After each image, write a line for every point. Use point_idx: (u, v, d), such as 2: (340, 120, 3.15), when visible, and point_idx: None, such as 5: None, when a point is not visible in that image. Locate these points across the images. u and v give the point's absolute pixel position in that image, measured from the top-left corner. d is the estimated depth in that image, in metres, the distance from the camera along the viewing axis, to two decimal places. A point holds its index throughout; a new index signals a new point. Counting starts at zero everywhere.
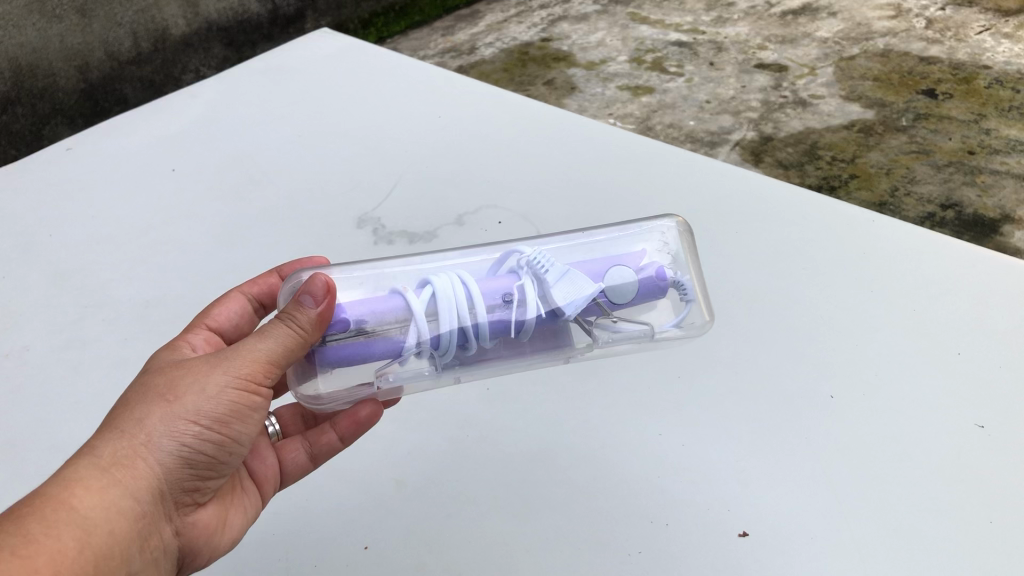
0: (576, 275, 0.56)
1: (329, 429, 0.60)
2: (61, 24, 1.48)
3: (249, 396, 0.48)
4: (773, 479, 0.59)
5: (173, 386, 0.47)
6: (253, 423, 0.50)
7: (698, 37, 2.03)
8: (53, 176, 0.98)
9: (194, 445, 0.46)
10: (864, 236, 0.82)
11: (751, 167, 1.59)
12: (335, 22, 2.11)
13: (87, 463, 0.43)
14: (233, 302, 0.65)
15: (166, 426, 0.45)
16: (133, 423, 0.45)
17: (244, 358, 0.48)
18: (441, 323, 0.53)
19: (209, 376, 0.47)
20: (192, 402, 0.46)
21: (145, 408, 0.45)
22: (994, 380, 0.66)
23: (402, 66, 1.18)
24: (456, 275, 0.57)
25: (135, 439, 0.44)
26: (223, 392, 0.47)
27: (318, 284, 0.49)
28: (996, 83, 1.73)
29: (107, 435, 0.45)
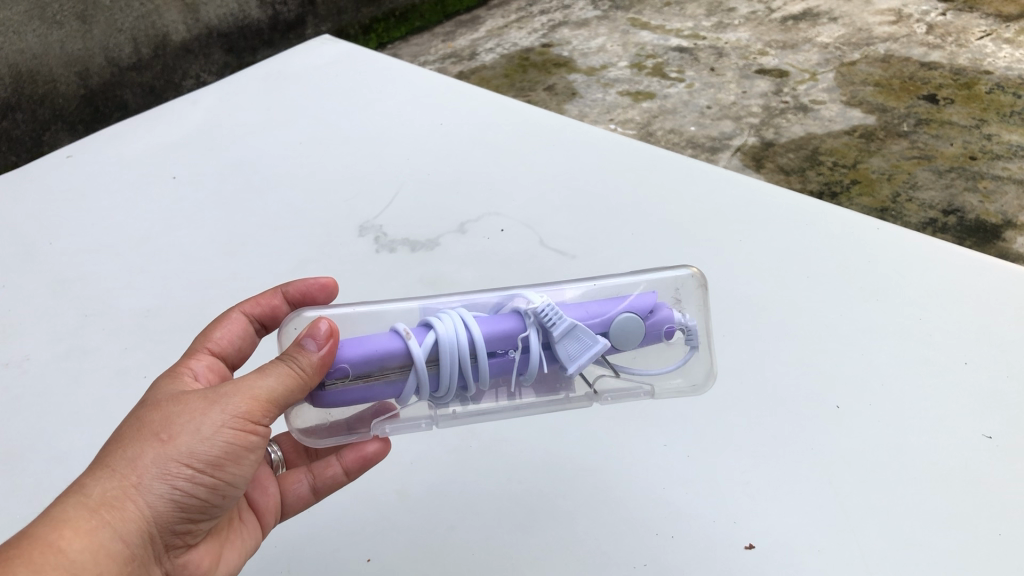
0: (582, 330, 0.53)
1: (337, 461, 0.58)
2: (61, 30, 1.48)
3: (247, 436, 0.47)
4: (779, 491, 0.59)
5: (168, 424, 0.46)
6: (250, 464, 0.48)
7: (698, 42, 2.03)
8: (53, 184, 0.98)
9: (187, 488, 0.45)
10: (868, 244, 0.81)
11: (752, 173, 1.59)
12: (336, 27, 2.11)
13: (76, 504, 0.42)
14: (233, 322, 0.63)
15: (158, 468, 0.44)
16: (127, 463, 0.44)
17: (241, 399, 0.47)
18: (441, 370, 0.52)
19: (206, 416, 0.46)
20: (187, 444, 0.45)
21: (138, 447, 0.44)
22: (1000, 391, 0.66)
23: (403, 73, 1.17)
24: (459, 314, 0.54)
25: (126, 480, 0.43)
26: (219, 433, 0.46)
27: (321, 328, 0.49)
28: (998, 88, 1.73)
29: (99, 474, 0.44)
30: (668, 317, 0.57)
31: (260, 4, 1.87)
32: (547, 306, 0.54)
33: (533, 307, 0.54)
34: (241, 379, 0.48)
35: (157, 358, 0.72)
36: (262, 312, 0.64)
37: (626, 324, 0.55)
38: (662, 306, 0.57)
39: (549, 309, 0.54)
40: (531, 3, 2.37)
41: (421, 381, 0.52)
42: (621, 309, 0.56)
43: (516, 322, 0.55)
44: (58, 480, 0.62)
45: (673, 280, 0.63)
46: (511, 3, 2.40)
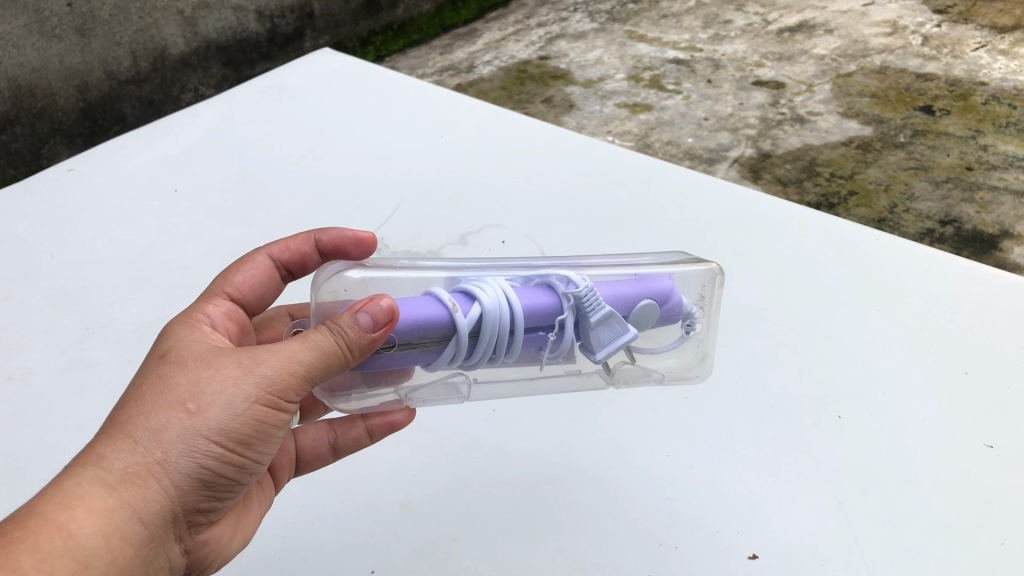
0: (616, 319, 0.53)
1: (362, 423, 0.59)
2: (61, 43, 1.48)
3: (277, 411, 0.45)
4: (783, 501, 0.59)
5: (198, 393, 0.43)
6: (278, 436, 0.47)
7: (695, 54, 2.04)
8: (54, 197, 0.98)
9: (212, 466, 0.43)
10: (869, 255, 0.82)
11: (749, 184, 1.59)
12: (334, 40, 2.11)
13: (95, 476, 0.41)
14: (258, 266, 0.61)
15: (184, 445, 0.42)
16: (151, 435, 0.42)
17: (278, 372, 0.44)
18: (480, 346, 0.51)
19: (238, 388, 0.44)
20: (214, 419, 0.43)
21: (164, 417, 0.42)
22: (1002, 401, 0.66)
23: (403, 85, 1.18)
24: (501, 286, 0.52)
25: (149, 456, 0.41)
26: (249, 410, 0.44)
27: (382, 307, 0.45)
28: (993, 99, 1.74)
29: (121, 443, 0.42)
30: (679, 304, 0.57)
31: (259, 17, 1.87)
32: (589, 291, 0.52)
33: (576, 290, 0.53)
34: (279, 346, 0.45)
35: None
36: (289, 258, 0.63)
37: (645, 310, 0.55)
38: (676, 292, 0.57)
39: (590, 293, 0.52)
40: (529, 16, 2.38)
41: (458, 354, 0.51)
42: (641, 294, 0.55)
43: (555, 300, 0.53)
44: None
45: (700, 277, 0.61)
46: (508, 16, 2.41)
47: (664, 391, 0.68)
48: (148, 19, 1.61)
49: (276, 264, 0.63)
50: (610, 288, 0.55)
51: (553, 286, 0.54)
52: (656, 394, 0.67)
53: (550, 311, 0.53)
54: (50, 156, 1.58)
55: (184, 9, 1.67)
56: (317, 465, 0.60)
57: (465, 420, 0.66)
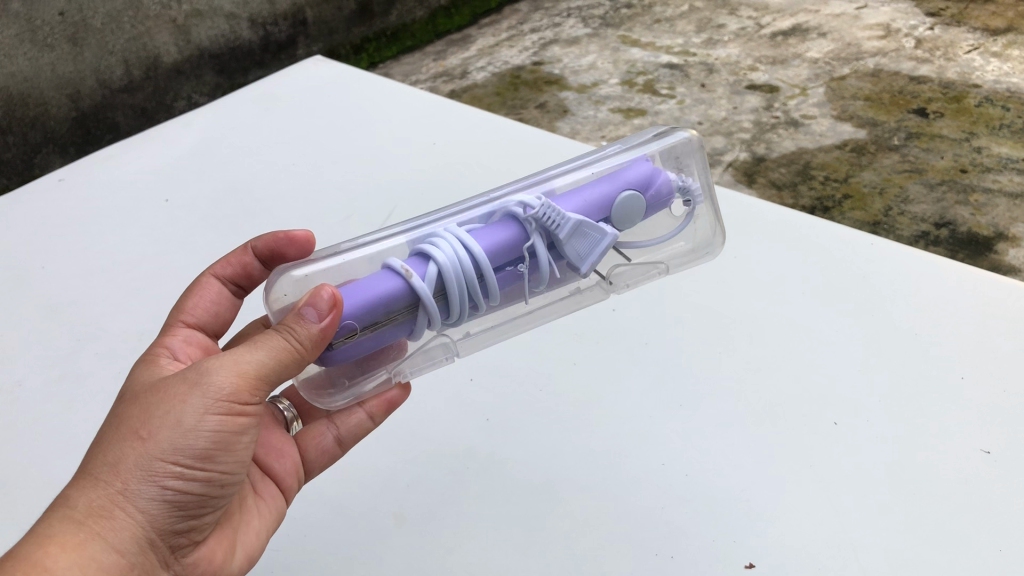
0: (588, 227, 0.53)
1: (360, 408, 0.60)
2: (52, 52, 1.48)
3: (238, 419, 0.46)
4: (779, 509, 0.58)
5: (148, 418, 0.44)
6: (247, 446, 0.47)
7: (689, 58, 2.04)
8: (46, 208, 0.98)
9: (178, 484, 0.44)
10: (862, 260, 0.81)
11: (744, 188, 1.59)
12: (327, 47, 2.11)
13: (62, 519, 0.42)
14: (206, 290, 0.65)
15: (144, 469, 0.43)
16: (110, 467, 0.43)
17: (224, 380, 0.45)
18: (450, 297, 0.52)
19: (188, 403, 0.44)
20: (169, 438, 0.43)
21: (121, 448, 0.43)
22: (998, 406, 0.66)
23: (395, 92, 1.17)
24: (454, 235, 0.53)
25: (111, 488, 0.42)
26: (207, 423, 0.44)
27: (324, 297, 0.47)
28: (986, 101, 1.74)
29: (84, 484, 0.43)
30: (664, 183, 0.58)
31: (252, 25, 1.86)
32: (546, 208, 0.53)
33: (533, 212, 0.54)
34: (221, 356, 0.46)
35: None
36: (233, 271, 0.66)
37: (622, 201, 0.56)
38: (654, 174, 0.57)
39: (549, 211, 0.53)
40: (522, 21, 2.38)
41: (432, 316, 0.52)
42: (618, 188, 0.56)
43: (518, 232, 0.54)
44: None
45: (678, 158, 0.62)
46: (502, 21, 2.41)
47: (659, 399, 0.67)
48: (140, 27, 1.61)
49: (224, 283, 0.66)
50: (578, 196, 0.56)
51: (515, 218, 0.55)
52: (650, 400, 0.67)
53: (518, 241, 0.54)
54: (43, 165, 1.58)
55: (177, 17, 1.67)
56: (328, 463, 0.61)
57: (459, 429, 0.66)
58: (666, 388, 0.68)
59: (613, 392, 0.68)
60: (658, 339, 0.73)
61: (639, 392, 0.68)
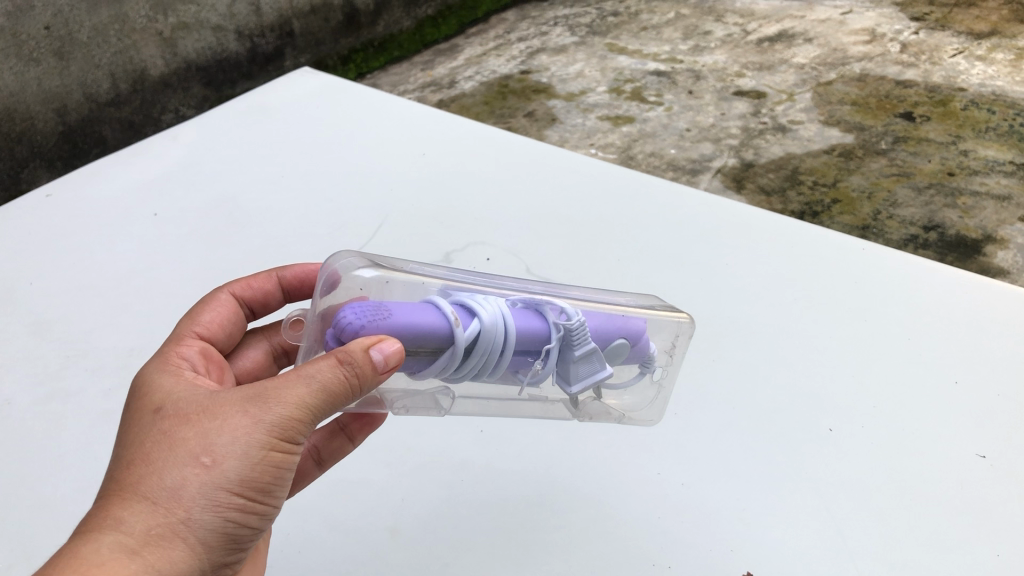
0: (597, 356, 0.53)
1: (347, 437, 0.61)
2: (38, 67, 1.47)
3: (293, 449, 0.44)
4: (775, 517, 0.58)
5: (209, 441, 0.41)
6: (294, 471, 0.45)
7: (676, 66, 2.05)
8: (33, 224, 0.97)
9: (231, 516, 0.42)
10: (855, 265, 0.81)
11: (733, 194, 1.58)
12: (314, 58, 2.11)
13: (113, 541, 0.38)
14: (224, 305, 0.61)
15: (205, 500, 0.40)
16: (170, 493, 0.40)
17: (295, 415, 0.43)
18: (471, 361, 0.49)
19: (254, 435, 0.42)
20: (233, 470, 0.41)
21: (179, 473, 0.40)
22: (993, 410, 0.66)
23: (384, 104, 1.17)
24: (497, 303, 0.51)
25: (170, 516, 0.40)
26: (267, 453, 0.42)
27: (393, 346, 0.44)
28: (972, 104, 1.75)
29: (136, 504, 0.39)
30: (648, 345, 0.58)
31: (238, 37, 1.86)
32: (581, 326, 0.52)
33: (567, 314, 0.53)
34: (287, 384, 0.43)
35: None
36: (252, 296, 0.63)
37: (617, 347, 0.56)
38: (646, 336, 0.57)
39: (581, 327, 0.52)
40: (509, 31, 2.38)
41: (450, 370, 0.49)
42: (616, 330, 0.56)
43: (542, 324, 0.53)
44: (44, 528, 0.61)
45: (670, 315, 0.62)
46: (489, 31, 2.41)
47: None
48: (126, 41, 1.60)
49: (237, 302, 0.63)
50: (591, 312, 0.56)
51: (541, 309, 0.54)
52: None
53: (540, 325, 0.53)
54: (30, 180, 1.57)
55: (163, 30, 1.67)
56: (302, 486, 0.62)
57: (455, 442, 0.66)
58: None
59: None
60: None
61: None
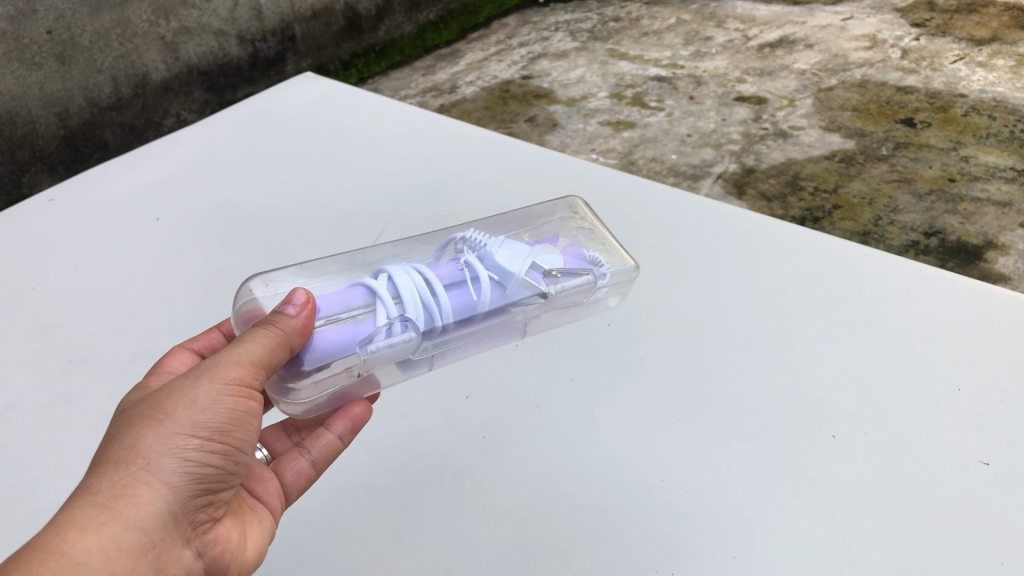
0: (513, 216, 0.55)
1: (329, 430, 0.61)
2: (40, 71, 1.48)
3: (243, 401, 0.47)
4: (779, 523, 0.58)
5: (160, 404, 0.45)
6: (253, 429, 0.48)
7: (677, 71, 2.05)
8: (34, 229, 0.97)
9: (196, 459, 0.44)
10: (858, 272, 0.81)
11: (734, 200, 1.58)
12: (315, 63, 2.11)
13: (82, 502, 0.41)
14: (181, 356, 0.63)
15: (163, 444, 0.43)
16: (130, 448, 0.43)
17: (232, 367, 0.47)
18: (404, 299, 0.56)
19: (198, 389, 0.46)
20: (186, 418, 0.44)
21: (135, 432, 0.43)
22: (996, 417, 0.66)
23: (385, 109, 1.18)
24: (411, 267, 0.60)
25: (134, 466, 0.42)
26: (216, 403, 0.46)
27: (298, 296, 0.52)
28: (973, 110, 1.75)
29: (101, 470, 0.42)
30: (578, 253, 0.66)
31: (240, 42, 1.86)
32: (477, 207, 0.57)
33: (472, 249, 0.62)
34: (220, 353, 0.48)
35: None
36: (203, 344, 0.65)
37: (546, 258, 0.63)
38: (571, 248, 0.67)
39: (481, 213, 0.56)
40: (510, 36, 2.39)
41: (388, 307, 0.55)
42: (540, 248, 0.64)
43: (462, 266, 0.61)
44: None
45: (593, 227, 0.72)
46: (490, 36, 2.42)
47: (656, 414, 0.67)
48: (128, 45, 1.61)
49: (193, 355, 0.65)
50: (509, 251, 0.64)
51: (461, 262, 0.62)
52: (650, 416, 0.67)
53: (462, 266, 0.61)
54: (31, 184, 1.57)
55: (165, 34, 1.67)
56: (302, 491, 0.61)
57: (457, 447, 0.66)
58: (664, 404, 0.68)
59: (611, 408, 0.68)
60: (654, 353, 0.72)
61: (637, 408, 0.67)
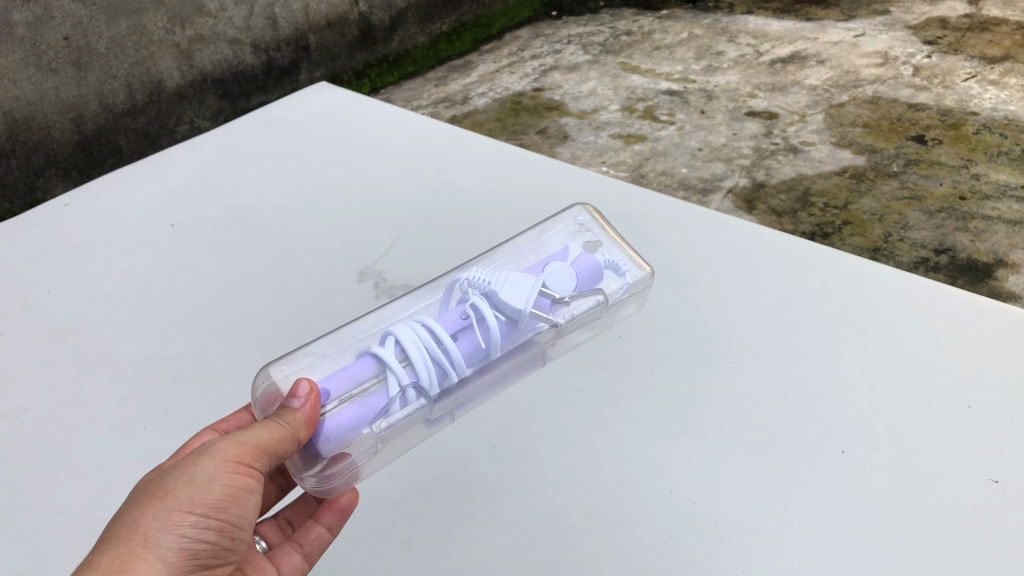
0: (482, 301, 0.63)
1: (317, 523, 0.60)
2: (56, 76, 1.49)
3: (242, 477, 0.51)
4: (787, 540, 0.58)
5: (162, 483, 0.49)
6: (251, 504, 0.52)
7: (688, 85, 2.06)
8: (50, 232, 0.98)
9: (192, 535, 0.48)
10: (865, 286, 0.82)
11: (744, 215, 1.58)
12: (329, 73, 2.13)
13: (87, 574, 0.44)
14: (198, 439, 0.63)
15: (161, 522, 0.47)
16: (131, 526, 0.46)
17: (231, 445, 0.51)
18: (414, 364, 0.59)
19: (196, 467, 0.49)
20: (183, 496, 0.48)
21: (137, 511, 0.47)
22: (1005, 434, 0.66)
23: (399, 118, 1.18)
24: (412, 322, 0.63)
25: (134, 541, 0.46)
26: (214, 482, 0.49)
27: (301, 388, 0.54)
28: (985, 128, 1.76)
29: (104, 546, 0.46)
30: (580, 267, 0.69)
31: (254, 50, 1.88)
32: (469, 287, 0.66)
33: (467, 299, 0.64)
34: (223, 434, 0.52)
35: (156, 408, 0.71)
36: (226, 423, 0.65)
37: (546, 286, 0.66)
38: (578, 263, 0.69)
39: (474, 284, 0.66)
40: (522, 48, 2.40)
41: (399, 376, 0.58)
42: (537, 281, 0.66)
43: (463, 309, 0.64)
44: (57, 535, 0.61)
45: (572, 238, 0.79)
46: (502, 48, 2.43)
47: (666, 425, 0.67)
48: (144, 52, 1.62)
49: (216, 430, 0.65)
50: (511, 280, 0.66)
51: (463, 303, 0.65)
52: (659, 426, 0.67)
53: (464, 310, 0.63)
54: (46, 189, 1.59)
55: (180, 42, 1.68)
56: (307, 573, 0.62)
57: (467, 455, 0.66)
58: (675, 415, 0.68)
59: (620, 418, 0.68)
60: (664, 364, 0.73)
61: (647, 419, 0.68)
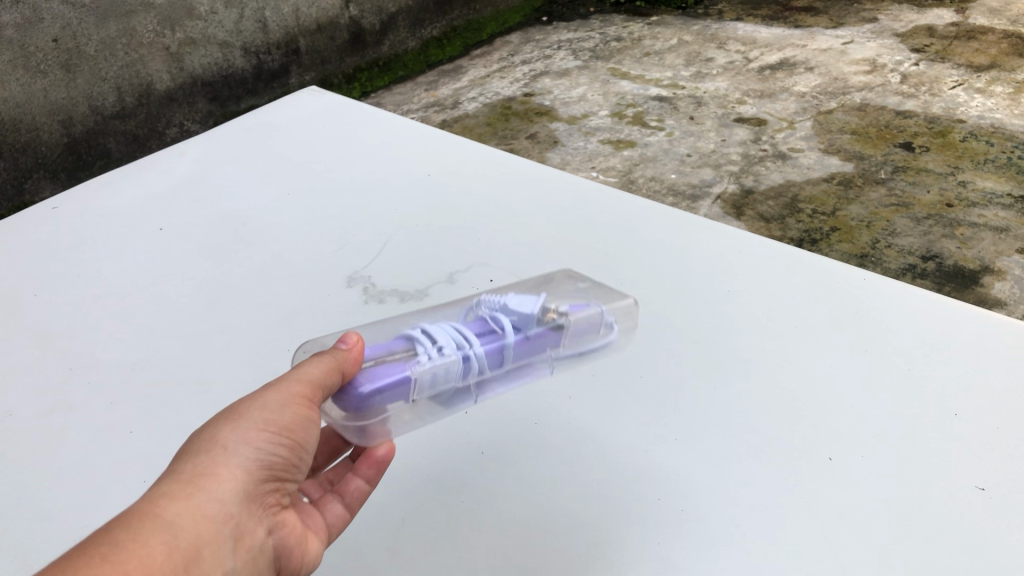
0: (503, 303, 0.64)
1: (354, 477, 0.60)
2: (45, 78, 1.51)
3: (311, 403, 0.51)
4: (775, 546, 0.58)
5: (235, 407, 0.49)
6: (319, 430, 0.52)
7: (678, 91, 2.06)
8: (38, 235, 0.97)
9: (268, 450, 0.48)
10: (853, 294, 0.82)
11: (732, 220, 1.59)
12: (320, 77, 2.14)
13: (169, 481, 0.44)
14: None
15: (237, 435, 0.47)
16: (209, 439, 0.47)
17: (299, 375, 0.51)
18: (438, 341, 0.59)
19: (267, 391, 0.50)
20: (257, 413, 0.48)
21: (212, 429, 0.48)
22: (992, 441, 0.66)
23: (389, 123, 1.19)
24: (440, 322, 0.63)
25: (212, 451, 0.46)
26: (286, 402, 0.50)
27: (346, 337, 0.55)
28: (971, 136, 1.77)
29: (183, 459, 0.46)
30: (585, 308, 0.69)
31: (244, 53, 1.89)
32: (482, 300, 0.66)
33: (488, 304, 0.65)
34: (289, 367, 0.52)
35: (145, 414, 0.71)
36: None
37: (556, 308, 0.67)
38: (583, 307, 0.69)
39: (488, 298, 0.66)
40: (513, 53, 2.41)
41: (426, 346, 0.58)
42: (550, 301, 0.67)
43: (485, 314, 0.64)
44: (43, 540, 0.61)
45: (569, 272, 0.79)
46: (493, 53, 2.43)
47: (655, 433, 0.67)
48: (133, 55, 1.65)
49: None
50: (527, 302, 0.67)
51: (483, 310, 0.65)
52: (648, 433, 0.67)
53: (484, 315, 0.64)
54: (33, 191, 1.59)
55: (170, 45, 1.71)
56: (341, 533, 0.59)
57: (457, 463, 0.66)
58: (664, 422, 0.68)
59: (610, 426, 0.68)
60: (653, 372, 0.73)
61: (636, 427, 0.68)
